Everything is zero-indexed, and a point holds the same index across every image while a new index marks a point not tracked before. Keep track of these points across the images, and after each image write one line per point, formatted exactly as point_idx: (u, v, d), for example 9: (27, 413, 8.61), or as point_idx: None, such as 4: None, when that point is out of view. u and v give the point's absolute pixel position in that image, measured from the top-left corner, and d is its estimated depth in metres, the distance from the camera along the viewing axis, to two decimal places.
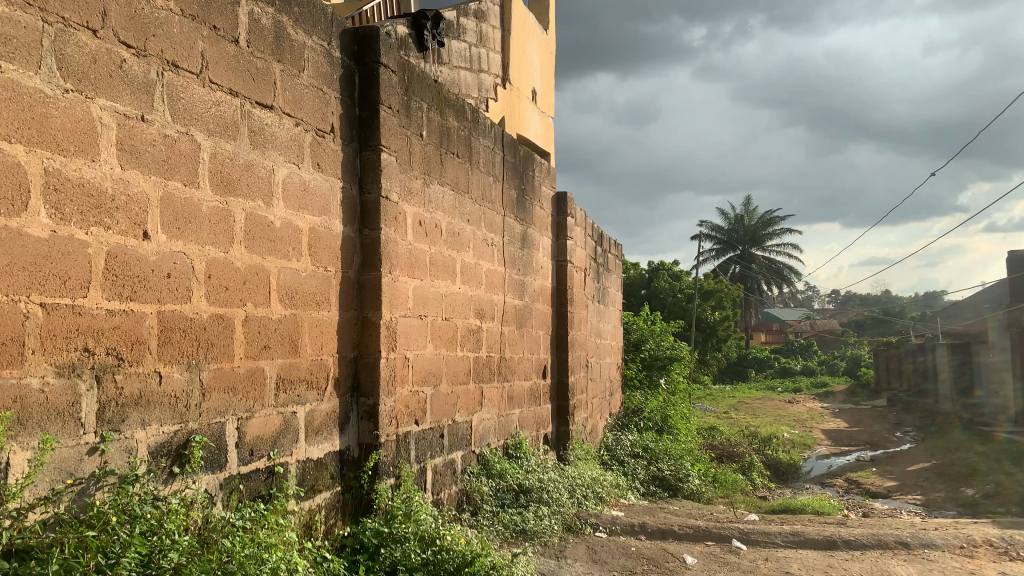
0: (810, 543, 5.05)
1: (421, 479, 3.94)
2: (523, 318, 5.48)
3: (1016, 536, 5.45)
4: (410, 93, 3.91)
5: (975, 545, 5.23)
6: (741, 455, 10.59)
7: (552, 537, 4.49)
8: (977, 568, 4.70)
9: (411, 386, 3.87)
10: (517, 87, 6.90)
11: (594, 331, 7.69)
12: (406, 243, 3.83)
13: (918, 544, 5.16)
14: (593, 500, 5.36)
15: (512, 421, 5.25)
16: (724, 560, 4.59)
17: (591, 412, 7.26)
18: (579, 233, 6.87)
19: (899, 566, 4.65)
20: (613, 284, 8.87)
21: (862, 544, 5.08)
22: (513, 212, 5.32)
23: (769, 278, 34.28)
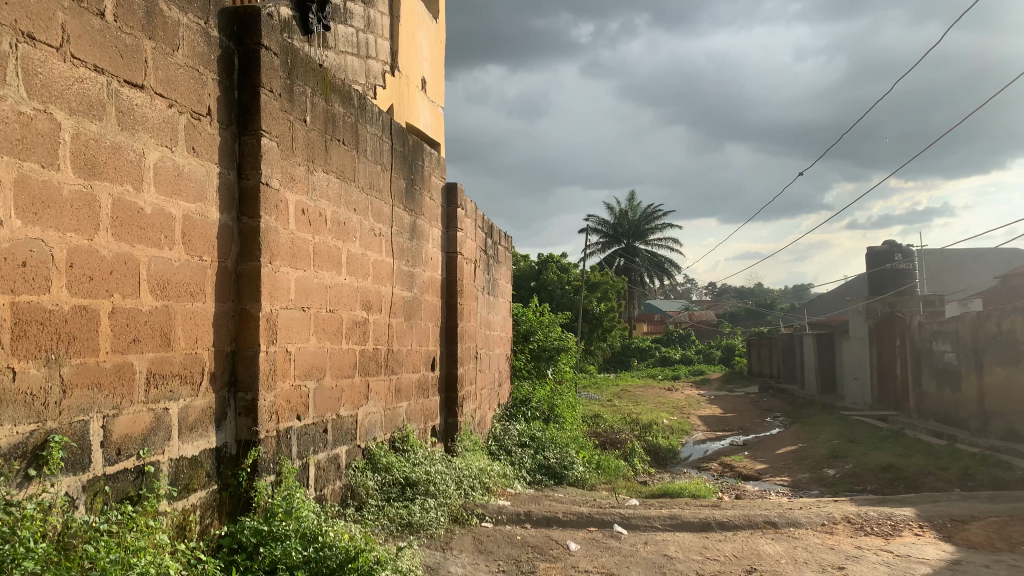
0: (687, 525, 5.27)
1: (304, 475, 3.84)
2: (411, 310, 5.42)
3: (870, 512, 5.88)
4: (293, 77, 3.78)
5: (835, 522, 5.60)
6: (624, 442, 10.90)
7: (438, 529, 4.48)
8: (836, 543, 5.04)
9: (293, 380, 3.76)
10: (405, 75, 6.80)
11: (484, 323, 7.71)
12: (288, 232, 3.71)
13: (784, 523, 5.47)
14: (480, 491, 5.39)
15: (399, 414, 5.20)
16: (605, 545, 4.71)
17: (480, 403, 7.29)
18: (469, 224, 6.86)
19: (767, 544, 4.92)
20: (503, 275, 8.92)
21: (733, 525, 5.34)
22: (401, 201, 5.25)
23: (652, 271, 35.43)
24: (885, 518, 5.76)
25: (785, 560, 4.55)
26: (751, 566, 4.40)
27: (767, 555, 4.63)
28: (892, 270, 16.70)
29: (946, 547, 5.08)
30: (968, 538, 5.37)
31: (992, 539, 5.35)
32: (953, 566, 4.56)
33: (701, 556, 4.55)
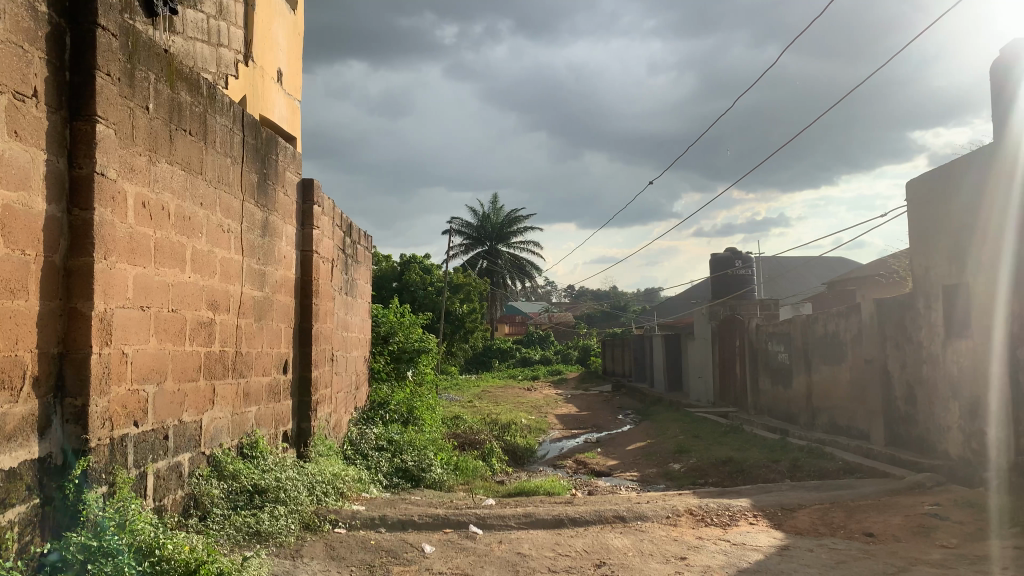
0: (540, 523, 5.37)
1: (140, 485, 3.60)
2: (261, 310, 5.21)
3: (710, 504, 6.22)
4: (134, 61, 3.55)
5: (679, 514, 5.89)
6: (483, 442, 10.99)
7: (288, 537, 4.34)
8: (679, 535, 5.30)
9: (130, 385, 3.52)
10: (260, 66, 6.54)
11: (340, 324, 7.54)
12: (126, 226, 3.47)
13: (632, 516, 5.70)
14: (333, 496, 5.25)
15: (248, 419, 4.98)
16: (460, 545, 4.72)
17: (335, 407, 7.12)
18: (325, 221, 6.67)
19: (615, 538, 5.10)
20: (362, 275, 8.76)
21: (585, 520, 5.49)
22: (253, 196, 5.04)
23: (513, 273, 35.94)
24: (723, 509, 6.11)
25: (632, 553, 4.73)
26: (600, 560, 4.55)
27: (616, 549, 4.80)
28: (734, 275, 17.77)
29: (777, 534, 5.46)
30: (796, 525, 5.79)
31: (816, 525, 5.81)
32: (783, 552, 4.90)
33: (553, 552, 4.65)
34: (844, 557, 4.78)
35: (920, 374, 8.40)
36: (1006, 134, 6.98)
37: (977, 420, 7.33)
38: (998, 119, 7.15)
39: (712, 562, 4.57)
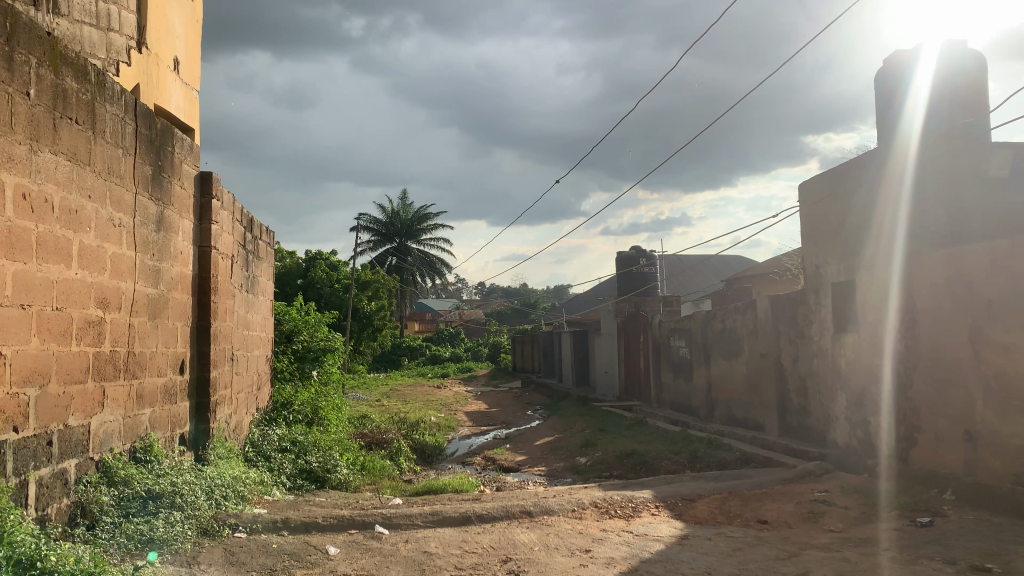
0: (448, 521, 5.36)
1: (21, 494, 3.40)
2: (156, 309, 4.98)
3: (614, 496, 6.36)
4: (12, 43, 3.33)
5: (584, 507, 6.00)
6: (390, 441, 10.87)
7: (185, 543, 4.18)
8: (584, 528, 5.39)
9: (9, 388, 3.32)
10: (155, 53, 6.28)
11: (241, 322, 7.31)
12: (3, 220, 3.27)
13: (539, 511, 5.76)
14: (234, 500, 5.09)
15: (141, 422, 4.77)
16: (366, 546, 4.66)
17: (236, 408, 6.90)
18: (225, 217, 6.45)
19: (521, 534, 5.15)
20: (264, 272, 8.52)
21: (492, 516, 5.52)
22: (146, 189, 4.82)
23: (422, 270, 35.69)
24: (627, 501, 6.26)
25: (537, 548, 4.79)
26: (506, 556, 4.58)
27: (522, 544, 4.85)
28: (638, 273, 18.18)
29: (677, 524, 5.64)
30: (696, 515, 5.99)
31: (715, 514, 6.02)
32: (682, 541, 5.06)
33: (459, 550, 4.65)
34: (739, 544, 4.97)
35: (811, 367, 8.82)
36: (893, 140, 7.38)
37: (862, 410, 7.77)
38: (884, 129, 7.59)
39: (616, 553, 4.67)
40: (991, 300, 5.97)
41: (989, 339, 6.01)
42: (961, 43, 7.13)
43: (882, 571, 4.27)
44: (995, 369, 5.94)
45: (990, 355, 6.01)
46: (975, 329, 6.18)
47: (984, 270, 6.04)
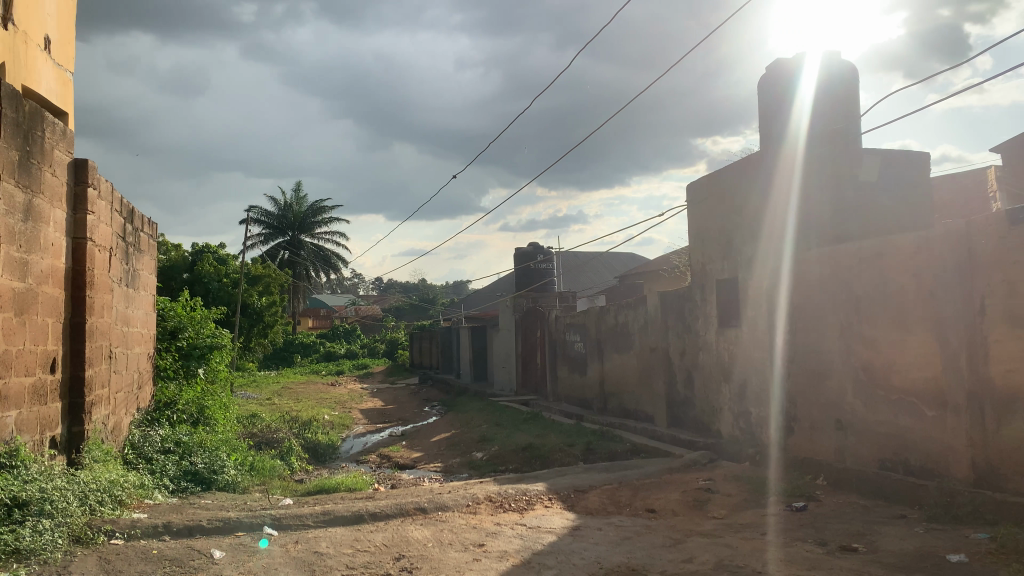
0: (339, 520, 5.27)
1: None
2: (23, 304, 4.67)
3: (508, 490, 6.41)
4: None
5: (478, 502, 6.02)
6: (281, 441, 10.58)
7: (54, 553, 3.94)
8: (478, 522, 5.42)
9: None
10: (22, 31, 5.86)
11: (120, 318, 6.94)
12: None
13: (433, 507, 5.75)
14: (110, 505, 4.83)
15: (6, 426, 4.45)
16: (253, 548, 4.53)
17: (113, 408, 6.54)
18: (102, 207, 6.11)
19: (415, 530, 5.12)
20: (145, 265, 8.11)
21: (384, 514, 5.46)
22: (12, 176, 4.50)
23: (316, 265, 34.89)
24: (520, 494, 6.32)
25: (431, 544, 4.77)
26: (399, 553, 4.54)
27: (415, 541, 4.82)
28: (535, 269, 18.36)
29: (569, 516, 5.75)
30: (587, 506, 6.12)
31: (605, 504, 6.17)
32: (573, 532, 5.16)
33: (351, 549, 4.58)
34: (628, 533, 5.12)
35: (697, 360, 9.17)
36: (773, 143, 7.73)
37: (744, 401, 8.13)
38: (764, 126, 7.96)
39: (509, 547, 4.71)
40: (861, 297, 6.37)
41: (858, 333, 6.41)
42: (837, 55, 7.55)
43: (761, 554, 4.49)
44: (863, 362, 6.35)
45: (859, 348, 6.40)
46: (846, 324, 6.57)
47: (855, 269, 6.43)
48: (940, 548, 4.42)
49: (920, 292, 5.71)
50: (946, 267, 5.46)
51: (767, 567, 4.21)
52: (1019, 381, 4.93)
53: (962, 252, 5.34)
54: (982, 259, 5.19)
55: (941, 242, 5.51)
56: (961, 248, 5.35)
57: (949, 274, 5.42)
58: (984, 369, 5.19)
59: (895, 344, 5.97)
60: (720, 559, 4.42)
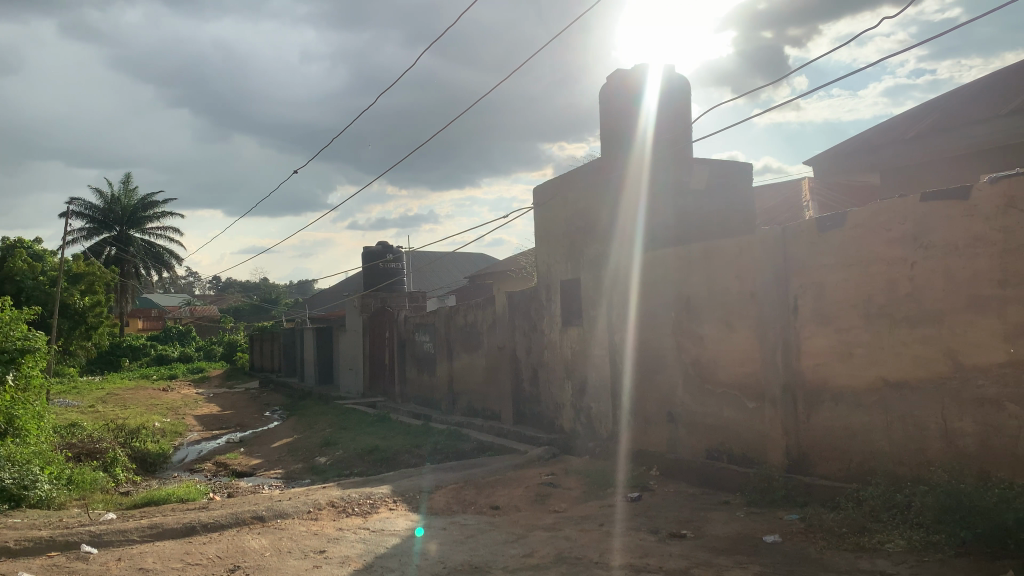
0: (168, 533, 4.97)
1: None
2: None
3: (352, 494, 6.30)
4: None
5: (320, 508, 5.87)
6: (104, 451, 9.83)
7: None
8: (319, 528, 5.28)
9: None
10: None
11: None
12: None
13: (271, 515, 5.54)
14: None
15: None
16: (67, 569, 4.18)
17: None
18: None
19: (252, 540, 4.91)
20: None
21: (219, 525, 5.21)
22: None
23: (147, 263, 32.72)
24: (364, 498, 6.22)
25: (269, 553, 4.60)
26: (234, 565, 4.35)
27: (251, 551, 4.63)
28: (383, 268, 18.08)
29: (413, 517, 5.72)
30: (432, 506, 6.12)
31: (450, 504, 6.20)
32: (418, 533, 5.15)
33: (181, 563, 4.33)
34: (472, 531, 5.17)
35: (542, 359, 9.41)
36: (613, 151, 8.06)
37: (585, 397, 8.42)
38: (606, 134, 8.25)
39: (350, 552, 4.63)
40: (691, 298, 6.76)
41: (688, 331, 6.80)
42: (673, 70, 7.99)
43: (599, 545, 4.68)
44: (693, 358, 6.75)
45: (689, 345, 6.80)
46: (678, 322, 6.96)
47: (687, 270, 6.82)
48: (757, 530, 4.78)
49: (743, 292, 6.15)
50: (765, 269, 5.89)
51: (604, 557, 4.39)
52: (825, 373, 5.42)
53: (779, 256, 5.78)
54: (796, 262, 5.66)
55: (761, 246, 5.94)
56: (778, 254, 5.80)
57: (767, 275, 5.86)
58: (796, 363, 5.66)
59: (721, 341, 6.40)
60: (560, 552, 4.54)
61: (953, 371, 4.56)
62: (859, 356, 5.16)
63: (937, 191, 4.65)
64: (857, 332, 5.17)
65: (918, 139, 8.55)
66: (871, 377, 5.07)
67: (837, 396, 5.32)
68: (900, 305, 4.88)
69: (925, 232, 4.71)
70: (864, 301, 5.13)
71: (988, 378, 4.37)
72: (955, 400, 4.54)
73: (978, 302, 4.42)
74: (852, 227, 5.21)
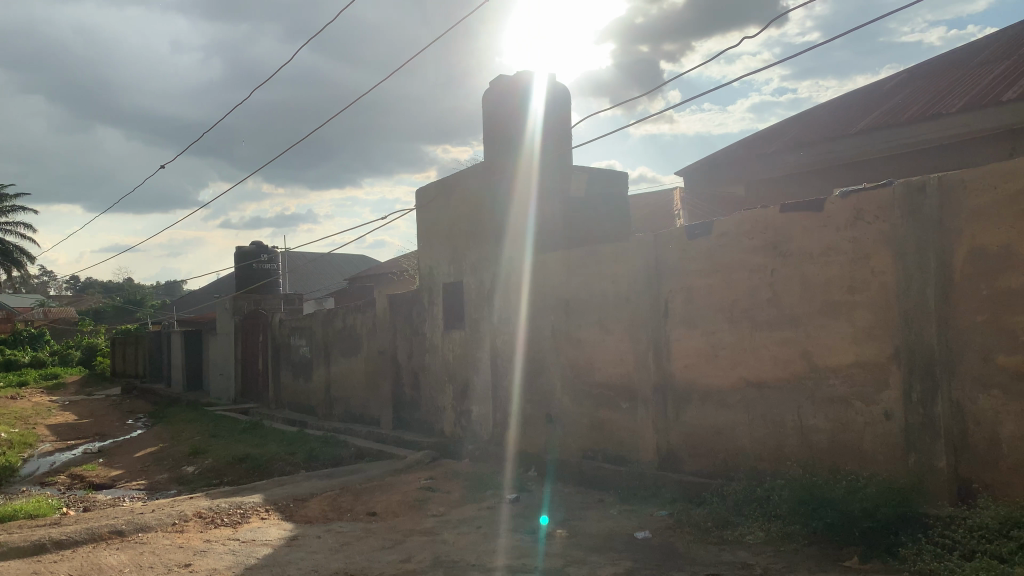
0: (14, 552, 4.61)
1: None
2: None
3: (221, 504, 6.05)
4: None
5: (186, 520, 5.60)
6: None
7: None
8: (185, 541, 5.03)
9: None
10: None
11: None
12: None
13: (132, 529, 5.24)
14: None
15: None
16: None
17: None
18: None
19: (109, 556, 4.62)
20: None
21: (73, 541, 4.88)
22: None
23: None
24: (234, 508, 5.98)
25: (129, 569, 4.34)
26: None
27: (109, 568, 4.36)
28: (257, 269, 17.44)
29: (286, 526, 5.55)
30: (306, 514, 5.96)
31: (325, 512, 6.05)
32: (291, 542, 5.00)
33: None
34: (348, 539, 5.07)
35: (422, 362, 9.37)
36: (495, 155, 8.09)
37: (465, 400, 8.44)
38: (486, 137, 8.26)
39: (218, 564, 4.43)
40: (570, 301, 6.91)
41: (567, 334, 6.94)
42: (555, 80, 8.16)
43: (476, 547, 4.69)
44: (571, 360, 6.89)
45: (567, 348, 6.95)
46: (557, 324, 7.10)
47: (566, 274, 6.95)
48: (629, 527, 4.93)
49: (618, 296, 6.34)
50: (639, 274, 6.10)
51: (481, 559, 4.41)
52: (693, 375, 5.66)
53: (651, 262, 6.00)
54: (667, 267, 5.88)
55: (635, 251, 6.14)
56: (650, 259, 6.02)
57: (641, 280, 6.07)
58: (667, 365, 5.89)
59: (597, 343, 6.57)
60: (437, 556, 4.53)
61: (808, 372, 4.87)
62: (724, 358, 5.42)
63: (795, 203, 4.95)
64: (722, 335, 5.44)
65: (780, 153, 9.06)
66: (734, 378, 5.35)
67: (704, 396, 5.58)
68: (762, 309, 5.17)
69: (784, 240, 5.01)
70: (729, 305, 5.40)
71: (838, 378, 4.70)
72: (810, 399, 4.85)
73: (830, 307, 4.74)
74: (718, 235, 5.48)
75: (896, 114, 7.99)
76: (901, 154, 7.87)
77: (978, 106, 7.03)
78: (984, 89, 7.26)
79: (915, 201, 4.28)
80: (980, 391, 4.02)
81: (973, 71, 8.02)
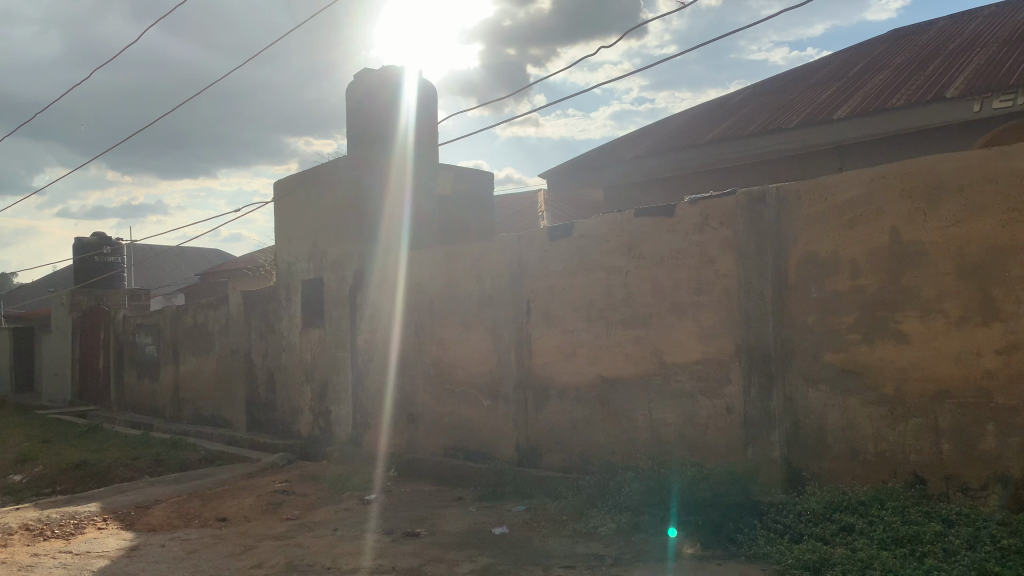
0: None
1: None
2: None
3: (52, 514, 5.61)
4: None
5: (11, 533, 5.16)
6: None
7: None
8: (8, 556, 4.63)
9: None
10: None
11: None
12: None
13: None
14: None
15: None
16: None
17: None
18: None
19: None
20: None
21: None
22: None
23: None
24: (66, 518, 5.56)
25: None
26: None
27: None
28: (95, 262, 16.17)
29: (125, 536, 5.22)
30: (149, 522, 5.63)
31: (171, 519, 5.74)
32: (131, 553, 4.71)
33: None
34: (195, 546, 4.83)
35: (279, 361, 9.07)
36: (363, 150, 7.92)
37: (324, 400, 8.25)
38: (353, 132, 8.04)
39: None
40: (434, 298, 6.91)
41: (430, 332, 6.93)
42: (424, 83, 8.19)
43: (330, 550, 4.60)
44: (433, 358, 6.89)
45: (430, 346, 6.94)
46: (421, 322, 7.07)
47: (431, 271, 6.94)
48: (487, 523, 4.99)
49: (481, 294, 6.39)
50: (502, 274, 6.17)
51: (335, 562, 4.32)
52: (552, 372, 5.80)
53: (514, 261, 6.08)
54: (529, 266, 6.00)
55: (498, 251, 6.22)
56: (512, 259, 6.11)
57: (504, 279, 6.15)
58: (527, 363, 6.00)
59: (460, 341, 6.60)
60: (290, 560, 4.40)
61: (658, 369, 5.10)
62: (582, 356, 5.59)
63: (648, 208, 5.17)
64: (580, 333, 5.60)
65: (636, 160, 9.39)
66: (590, 375, 5.52)
67: (562, 393, 5.73)
68: (616, 309, 5.37)
69: (639, 243, 5.22)
70: (586, 305, 5.57)
71: (685, 375, 4.95)
72: (659, 395, 5.08)
73: (679, 307, 4.99)
74: (577, 237, 5.64)
75: (741, 127, 8.49)
76: (745, 164, 8.38)
77: (812, 123, 7.54)
78: (819, 107, 7.84)
79: (755, 209, 4.58)
80: (809, 386, 4.36)
81: (811, 90, 8.65)
